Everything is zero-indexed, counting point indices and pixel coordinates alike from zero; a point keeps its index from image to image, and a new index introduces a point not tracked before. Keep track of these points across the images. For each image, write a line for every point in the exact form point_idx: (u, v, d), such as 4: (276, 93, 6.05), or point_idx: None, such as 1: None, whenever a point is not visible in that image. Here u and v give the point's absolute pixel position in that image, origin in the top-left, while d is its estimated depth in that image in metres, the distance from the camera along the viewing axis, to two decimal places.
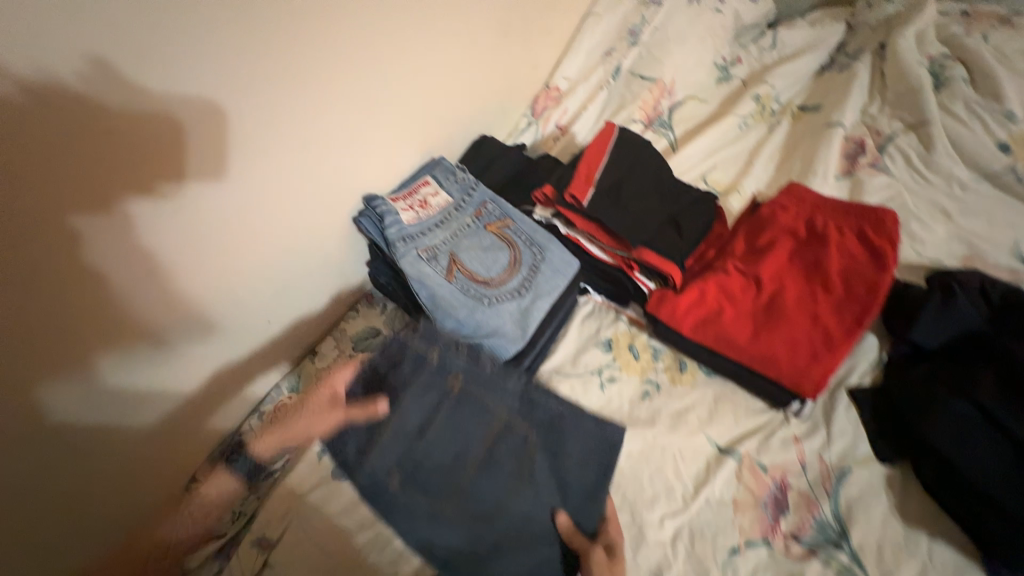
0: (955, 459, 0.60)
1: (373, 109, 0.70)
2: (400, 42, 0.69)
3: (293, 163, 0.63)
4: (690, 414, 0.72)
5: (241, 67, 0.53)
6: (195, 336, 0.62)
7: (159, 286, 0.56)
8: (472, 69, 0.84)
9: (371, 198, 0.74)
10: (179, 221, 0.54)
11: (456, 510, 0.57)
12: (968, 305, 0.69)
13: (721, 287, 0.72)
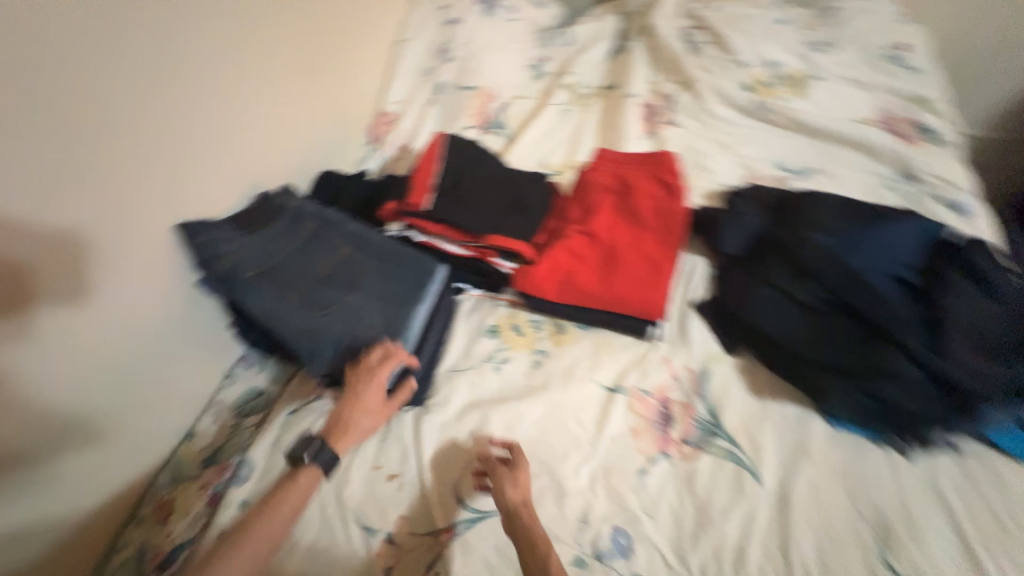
0: (773, 335, 0.74)
1: (183, 165, 0.72)
2: (185, 114, 0.72)
3: (135, 262, 0.67)
4: (576, 368, 0.79)
5: (57, 188, 0.57)
6: (78, 449, 0.65)
7: (40, 413, 0.60)
8: (287, 112, 0.92)
9: (196, 228, 0.72)
10: (49, 347, 0.60)
11: (296, 295, 0.72)
12: (749, 214, 0.87)
13: (566, 250, 0.80)
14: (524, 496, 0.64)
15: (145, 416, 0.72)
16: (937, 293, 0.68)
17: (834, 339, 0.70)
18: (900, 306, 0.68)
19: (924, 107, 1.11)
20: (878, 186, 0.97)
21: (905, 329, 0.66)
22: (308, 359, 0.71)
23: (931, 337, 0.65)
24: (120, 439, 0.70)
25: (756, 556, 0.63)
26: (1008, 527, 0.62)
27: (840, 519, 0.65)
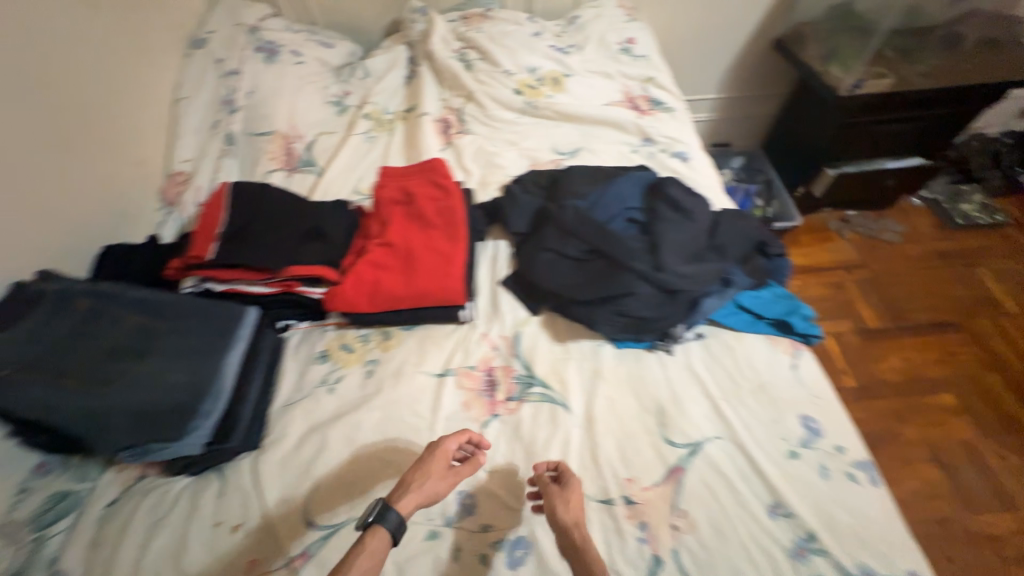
0: (555, 288, 0.88)
1: None
2: None
3: None
4: (405, 366, 0.86)
5: None
6: None
7: None
8: (45, 192, 0.84)
9: None
10: None
11: (75, 377, 0.67)
12: (525, 195, 1.02)
13: (368, 263, 0.86)
14: (575, 518, 0.66)
15: None
16: (655, 224, 0.88)
17: (595, 279, 0.86)
18: (633, 241, 0.87)
19: (653, 85, 1.39)
20: (628, 153, 1.20)
21: (637, 258, 0.84)
22: (102, 440, 0.67)
23: (654, 258, 0.84)
24: None
25: (576, 471, 0.75)
26: (736, 380, 0.83)
27: (631, 417, 0.80)
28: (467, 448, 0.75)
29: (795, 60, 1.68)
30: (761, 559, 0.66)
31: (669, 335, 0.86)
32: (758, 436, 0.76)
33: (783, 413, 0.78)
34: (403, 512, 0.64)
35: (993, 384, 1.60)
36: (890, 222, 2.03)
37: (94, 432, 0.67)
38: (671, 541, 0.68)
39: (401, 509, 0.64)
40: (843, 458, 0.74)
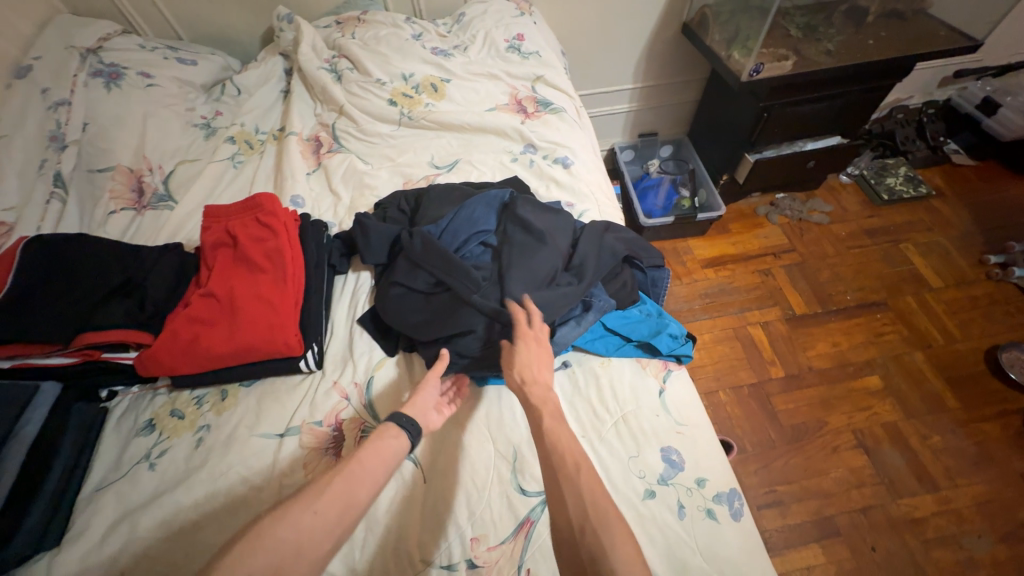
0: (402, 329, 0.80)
1: None
2: None
3: None
4: (238, 429, 0.77)
5: None
6: None
7: None
8: None
9: None
10: None
11: None
12: (375, 221, 0.92)
13: (187, 318, 0.77)
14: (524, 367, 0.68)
15: None
16: (505, 252, 0.82)
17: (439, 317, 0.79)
18: (480, 273, 0.81)
19: (544, 83, 1.29)
20: (509, 162, 1.11)
21: (480, 292, 0.79)
22: None
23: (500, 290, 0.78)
24: None
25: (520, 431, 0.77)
26: (598, 412, 0.76)
27: (485, 464, 0.73)
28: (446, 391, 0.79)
29: (702, 46, 1.62)
30: None
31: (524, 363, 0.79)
32: (614, 476, 0.70)
33: (644, 447, 0.73)
34: (414, 417, 0.69)
35: (917, 362, 1.59)
36: (819, 202, 1.99)
37: None
38: None
39: (410, 413, 0.69)
40: (702, 492, 0.69)
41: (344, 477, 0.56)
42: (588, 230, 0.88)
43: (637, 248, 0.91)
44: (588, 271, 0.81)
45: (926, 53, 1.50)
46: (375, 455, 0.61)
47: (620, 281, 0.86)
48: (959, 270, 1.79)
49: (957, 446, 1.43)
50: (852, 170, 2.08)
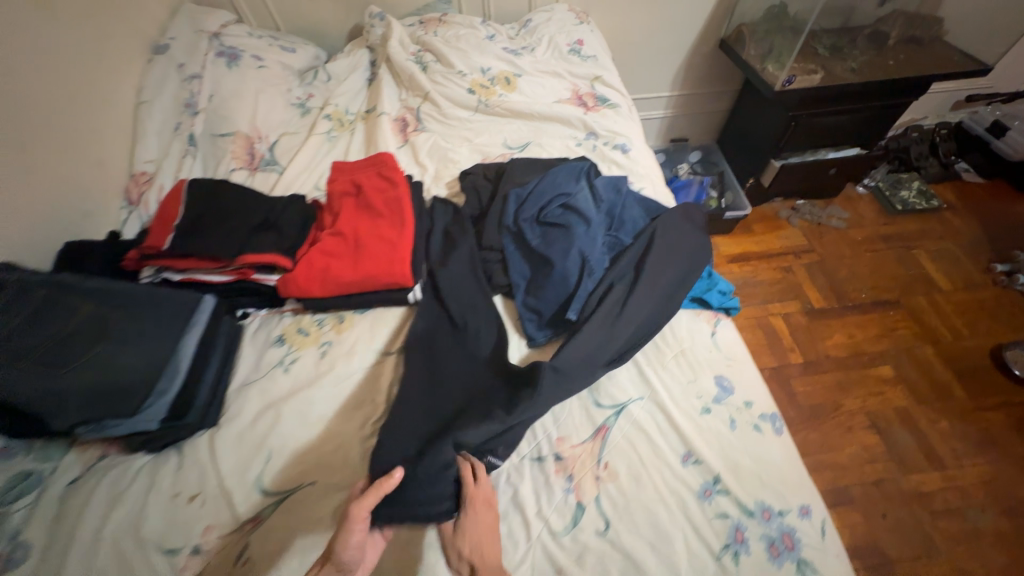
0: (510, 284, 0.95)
1: None
2: None
3: None
4: (356, 345, 0.92)
5: None
6: None
7: None
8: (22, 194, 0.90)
9: None
10: None
11: (28, 363, 0.70)
12: (472, 194, 1.10)
13: (320, 251, 0.92)
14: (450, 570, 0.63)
15: None
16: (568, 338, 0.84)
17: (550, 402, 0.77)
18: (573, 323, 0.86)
19: (601, 82, 1.46)
20: (574, 146, 1.27)
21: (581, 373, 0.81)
22: (53, 419, 0.69)
23: (598, 354, 0.83)
24: None
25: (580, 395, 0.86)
26: (660, 347, 0.91)
27: None
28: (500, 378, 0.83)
29: (738, 60, 1.80)
30: (673, 502, 0.74)
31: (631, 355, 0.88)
32: (674, 395, 0.84)
33: (700, 374, 0.86)
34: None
35: (926, 355, 1.72)
36: (837, 209, 2.15)
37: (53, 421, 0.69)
38: (594, 489, 0.76)
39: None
40: (750, 412, 0.83)
41: None
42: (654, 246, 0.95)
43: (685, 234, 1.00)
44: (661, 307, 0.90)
45: (940, 76, 1.66)
46: None
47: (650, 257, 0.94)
48: (967, 276, 1.93)
49: (962, 431, 1.55)
50: (868, 182, 2.23)
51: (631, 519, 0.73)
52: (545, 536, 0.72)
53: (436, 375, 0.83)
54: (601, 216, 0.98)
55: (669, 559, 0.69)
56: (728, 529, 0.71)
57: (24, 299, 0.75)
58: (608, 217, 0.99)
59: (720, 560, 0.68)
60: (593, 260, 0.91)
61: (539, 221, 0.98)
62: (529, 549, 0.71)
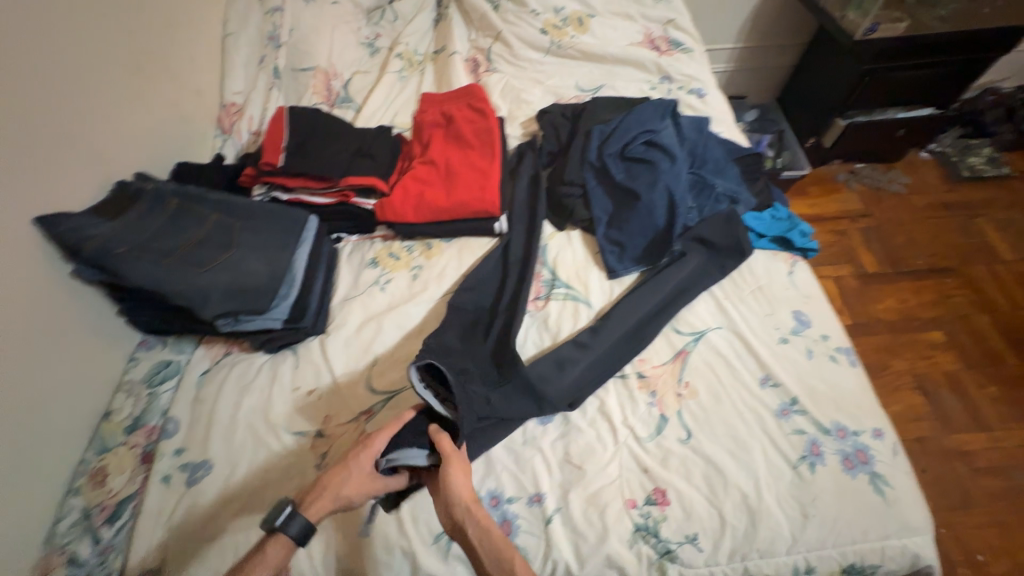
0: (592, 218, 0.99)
1: (57, 164, 0.77)
2: (47, 123, 0.75)
3: (28, 276, 0.71)
4: (446, 269, 0.98)
5: None
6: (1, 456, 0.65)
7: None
8: (142, 115, 0.96)
9: (45, 217, 0.72)
10: None
11: (176, 260, 0.78)
12: (549, 132, 1.12)
13: (413, 178, 0.97)
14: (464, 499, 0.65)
15: (53, 408, 0.73)
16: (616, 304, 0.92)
17: (519, 401, 0.80)
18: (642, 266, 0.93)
19: (675, 26, 1.41)
20: (648, 90, 1.26)
21: (552, 380, 0.83)
22: (201, 308, 0.77)
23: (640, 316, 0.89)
24: (42, 437, 0.71)
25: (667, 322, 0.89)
26: (738, 282, 0.93)
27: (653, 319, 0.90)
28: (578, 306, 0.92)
29: (814, 8, 1.71)
30: (752, 418, 0.79)
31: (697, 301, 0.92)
32: (752, 325, 0.88)
33: (777, 308, 0.90)
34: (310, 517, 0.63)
35: (980, 323, 1.71)
36: (898, 174, 2.08)
37: (203, 311, 0.77)
38: (676, 404, 0.81)
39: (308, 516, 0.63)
40: (826, 344, 0.86)
41: None
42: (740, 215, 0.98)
43: (711, 241, 0.94)
44: (647, 323, 0.89)
45: None
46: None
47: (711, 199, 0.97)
48: None
49: (1011, 397, 1.56)
50: (933, 147, 2.14)
51: (712, 430, 0.78)
52: (630, 441, 0.78)
53: (497, 327, 0.89)
54: (685, 154, 0.99)
55: (748, 465, 0.75)
56: (805, 443, 0.76)
57: (158, 205, 0.82)
58: (691, 155, 1.00)
59: (797, 468, 0.74)
60: (682, 199, 0.94)
61: (622, 157, 1.00)
62: (616, 451, 0.78)
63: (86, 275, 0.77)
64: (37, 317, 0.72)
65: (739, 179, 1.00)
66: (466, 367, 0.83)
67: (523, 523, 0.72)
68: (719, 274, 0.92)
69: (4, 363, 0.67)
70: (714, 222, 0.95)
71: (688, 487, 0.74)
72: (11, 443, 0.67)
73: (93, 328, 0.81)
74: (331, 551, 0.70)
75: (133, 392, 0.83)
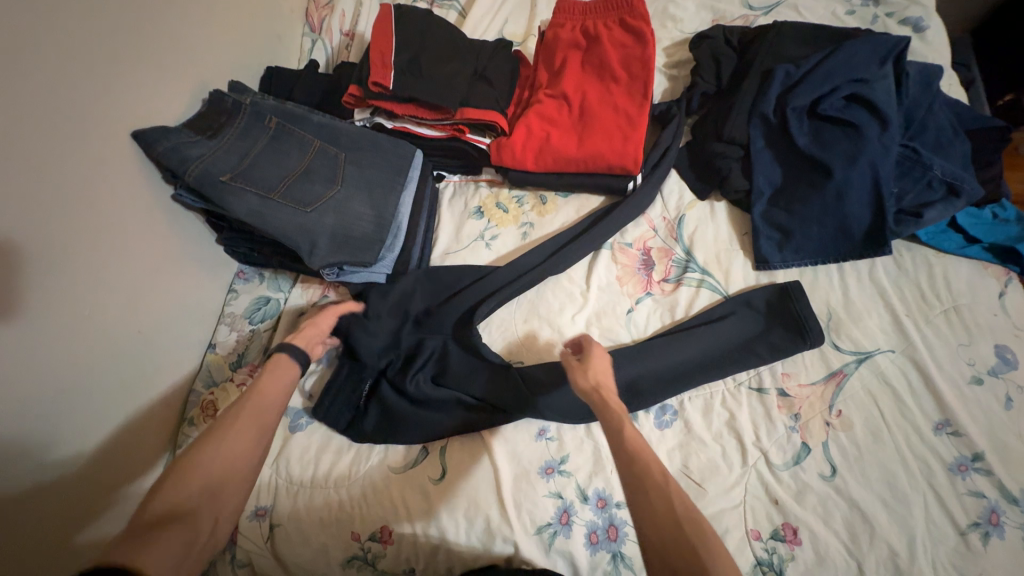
0: (751, 188, 0.80)
1: (147, 70, 0.67)
2: (131, 19, 0.65)
3: (131, 199, 0.67)
4: (563, 232, 0.84)
5: (56, 134, 0.57)
6: (120, 382, 0.66)
7: (104, 360, 0.64)
8: (230, 7, 0.81)
9: (143, 133, 0.65)
10: (74, 314, 0.60)
11: (280, 196, 0.70)
12: (711, 65, 0.87)
13: (540, 116, 0.81)
14: (594, 382, 0.64)
15: (165, 336, 0.73)
16: (683, 324, 0.78)
17: (502, 403, 0.73)
18: (772, 265, 0.78)
19: None
20: (844, 14, 0.94)
21: (546, 388, 0.74)
22: (307, 254, 0.70)
23: (695, 353, 0.75)
24: (156, 365, 0.72)
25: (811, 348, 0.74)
26: (928, 298, 0.75)
27: (815, 330, 0.73)
28: (720, 309, 0.77)
29: None
30: (917, 467, 0.66)
31: (796, 345, 0.73)
32: (938, 356, 0.71)
33: (977, 338, 0.72)
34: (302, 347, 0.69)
35: None
36: None
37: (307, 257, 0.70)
38: (823, 435, 0.70)
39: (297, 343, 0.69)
40: None
41: (247, 410, 0.57)
42: (955, 213, 0.73)
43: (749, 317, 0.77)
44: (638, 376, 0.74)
45: None
46: (263, 404, 0.59)
47: (921, 181, 0.75)
48: None
49: None
50: None
51: (863, 472, 0.67)
52: (761, 465, 0.69)
53: (614, 309, 0.79)
54: (899, 117, 0.75)
55: (905, 521, 0.64)
56: (981, 509, 0.64)
57: (258, 126, 0.74)
58: (905, 121, 0.77)
59: (965, 535, 0.63)
60: (886, 183, 0.73)
61: (810, 113, 0.78)
62: (743, 473, 0.69)
63: (187, 201, 0.70)
64: (142, 242, 0.69)
65: (963, 161, 0.76)
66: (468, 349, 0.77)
67: (632, 532, 0.67)
68: (800, 342, 0.73)
69: (111, 291, 0.64)
70: (770, 299, 0.77)
71: (825, 529, 0.65)
72: (127, 370, 0.67)
73: (196, 254, 0.78)
74: (429, 523, 0.68)
75: (235, 327, 0.81)
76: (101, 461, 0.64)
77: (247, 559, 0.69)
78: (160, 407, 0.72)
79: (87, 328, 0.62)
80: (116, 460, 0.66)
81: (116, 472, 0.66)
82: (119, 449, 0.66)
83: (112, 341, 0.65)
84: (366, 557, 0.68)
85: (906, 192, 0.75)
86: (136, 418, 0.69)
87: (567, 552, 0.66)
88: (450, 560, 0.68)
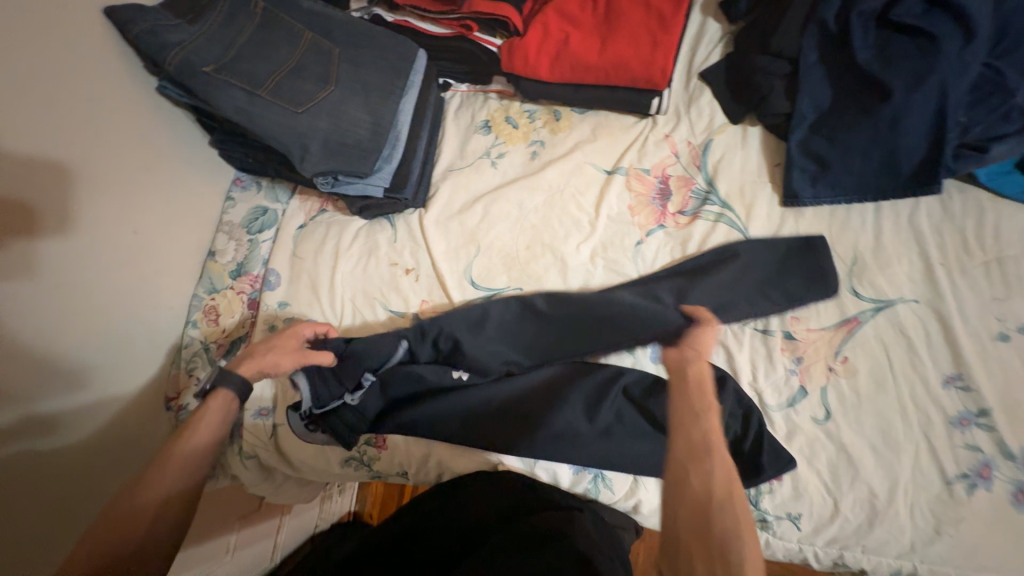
0: (792, 110, 0.71)
1: None
2: None
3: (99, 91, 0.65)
4: (574, 151, 0.77)
5: None
6: (124, 277, 0.69)
7: (107, 254, 0.66)
8: None
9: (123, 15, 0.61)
10: (73, 204, 0.62)
11: (269, 93, 0.66)
12: None
13: (559, 15, 0.74)
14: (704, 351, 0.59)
15: (165, 236, 0.74)
16: (696, 263, 0.72)
17: (491, 339, 0.71)
18: (802, 199, 0.71)
19: None
20: None
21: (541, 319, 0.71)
22: (300, 159, 0.67)
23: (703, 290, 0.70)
24: (160, 266, 0.74)
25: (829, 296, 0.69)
26: (969, 246, 0.68)
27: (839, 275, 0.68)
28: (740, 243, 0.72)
29: None
30: (915, 418, 0.64)
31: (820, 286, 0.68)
32: (965, 310, 0.66)
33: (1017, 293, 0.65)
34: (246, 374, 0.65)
35: None
36: None
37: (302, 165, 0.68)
38: (824, 380, 0.68)
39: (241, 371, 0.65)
40: None
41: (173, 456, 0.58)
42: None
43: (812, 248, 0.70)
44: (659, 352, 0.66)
45: None
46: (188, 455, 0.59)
47: (993, 109, 0.65)
48: None
49: None
50: None
51: (859, 418, 0.66)
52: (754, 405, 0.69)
53: (625, 240, 0.74)
54: (989, 28, 0.63)
55: (891, 468, 0.63)
56: (973, 462, 0.62)
57: (243, 11, 0.68)
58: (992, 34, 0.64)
59: (950, 485, 0.62)
60: (954, 109, 0.63)
61: (878, 20, 0.67)
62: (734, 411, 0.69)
63: (172, 94, 0.68)
64: (126, 140, 0.69)
65: None
66: (464, 271, 0.74)
67: None
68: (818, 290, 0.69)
69: (104, 184, 0.66)
70: (791, 248, 0.71)
71: (807, 468, 0.66)
72: (128, 267, 0.69)
73: (179, 153, 0.77)
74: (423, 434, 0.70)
75: (233, 236, 0.81)
76: (115, 352, 0.68)
77: (253, 453, 0.74)
78: (164, 308, 0.74)
79: (82, 221, 0.63)
80: (128, 352, 0.70)
81: (130, 363, 0.70)
82: (130, 344, 0.70)
83: (111, 237, 0.67)
84: (362, 459, 0.72)
85: (973, 122, 0.65)
86: (142, 316, 0.71)
87: (552, 468, 0.68)
88: (440, 467, 0.71)
